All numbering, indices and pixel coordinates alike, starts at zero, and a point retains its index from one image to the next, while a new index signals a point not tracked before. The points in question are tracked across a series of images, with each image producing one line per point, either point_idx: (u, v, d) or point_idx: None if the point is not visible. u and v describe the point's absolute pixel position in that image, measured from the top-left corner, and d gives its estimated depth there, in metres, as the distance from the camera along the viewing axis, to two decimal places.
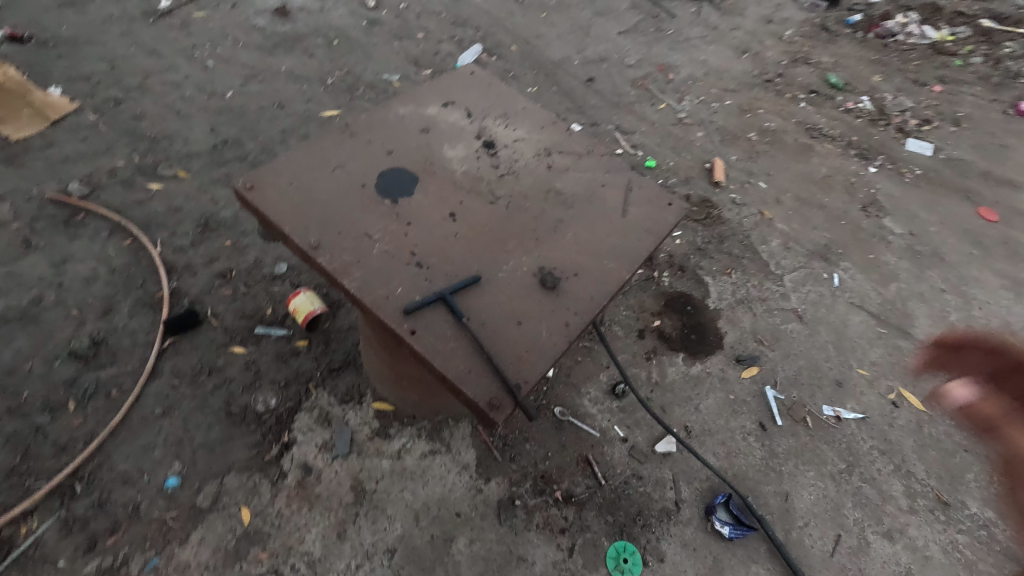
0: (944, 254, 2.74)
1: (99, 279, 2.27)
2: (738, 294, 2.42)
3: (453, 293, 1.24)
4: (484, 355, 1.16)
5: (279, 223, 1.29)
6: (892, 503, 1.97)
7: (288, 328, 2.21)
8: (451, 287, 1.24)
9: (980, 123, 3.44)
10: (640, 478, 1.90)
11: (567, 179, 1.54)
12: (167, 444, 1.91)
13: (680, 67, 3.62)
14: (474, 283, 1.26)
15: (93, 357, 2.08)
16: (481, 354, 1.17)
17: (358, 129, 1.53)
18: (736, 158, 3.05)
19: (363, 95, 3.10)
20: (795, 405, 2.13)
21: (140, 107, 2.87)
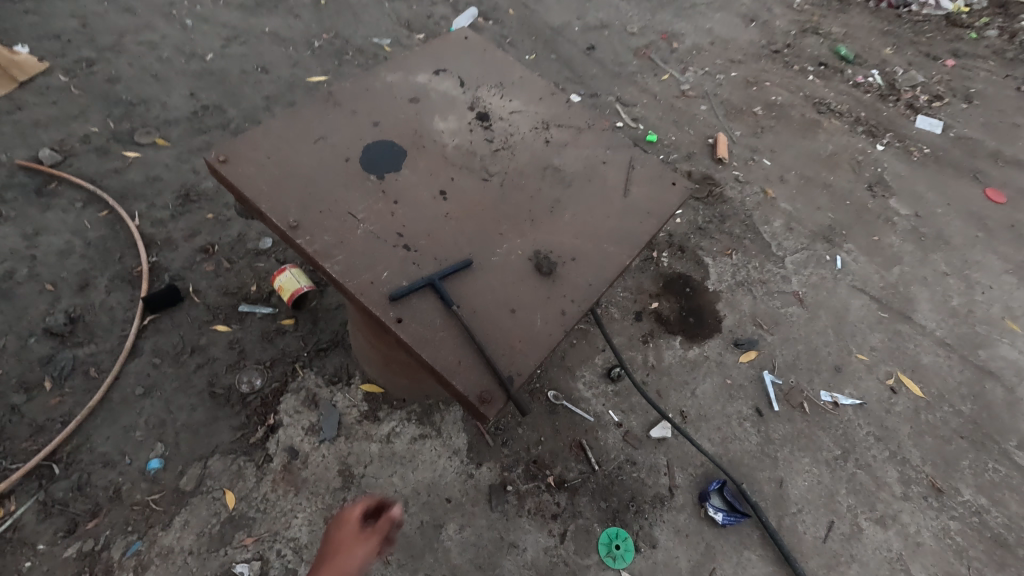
0: (948, 236, 2.68)
1: (74, 252, 2.17)
2: (738, 276, 2.35)
3: (443, 278, 1.16)
4: (475, 345, 1.10)
5: (256, 200, 1.19)
6: (886, 489, 1.95)
7: (273, 306, 2.13)
8: (442, 271, 1.17)
9: (992, 100, 3.34)
10: (634, 464, 1.87)
11: (566, 155, 1.45)
12: (149, 426, 1.85)
13: (684, 36, 3.46)
14: (467, 267, 1.19)
15: (70, 334, 2.00)
16: (473, 344, 1.10)
17: (341, 98, 1.42)
18: (740, 133, 2.94)
19: (352, 60, 2.94)
20: (792, 390, 2.10)
21: (115, 69, 2.71)
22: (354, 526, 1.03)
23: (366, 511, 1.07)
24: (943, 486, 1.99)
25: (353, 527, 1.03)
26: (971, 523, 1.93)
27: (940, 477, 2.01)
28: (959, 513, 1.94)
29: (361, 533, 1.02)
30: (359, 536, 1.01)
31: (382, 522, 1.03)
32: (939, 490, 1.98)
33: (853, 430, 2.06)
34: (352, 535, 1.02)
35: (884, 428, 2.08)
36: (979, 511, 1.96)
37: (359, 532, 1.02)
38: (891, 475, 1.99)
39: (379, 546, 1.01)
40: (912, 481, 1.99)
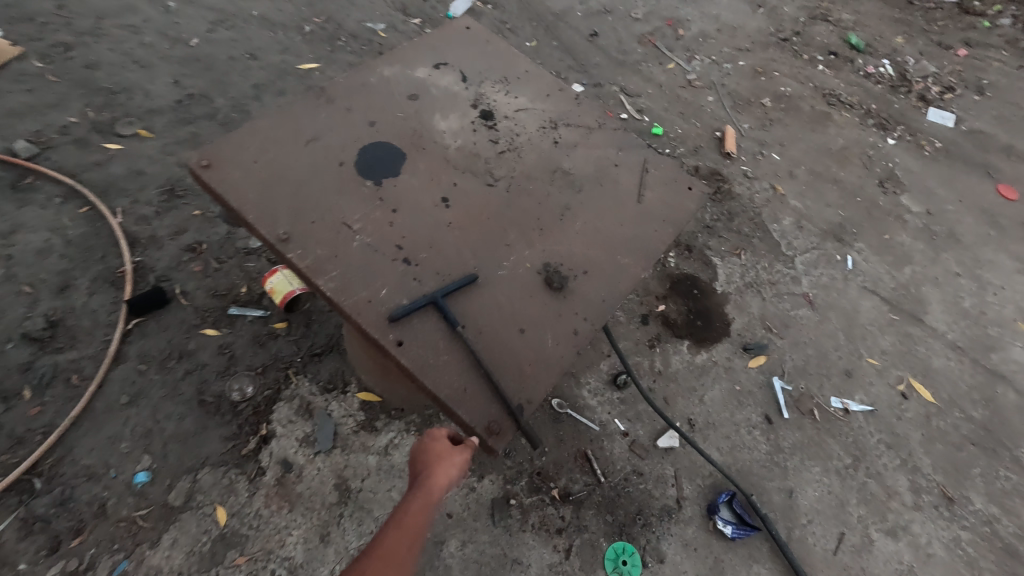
0: (960, 235, 2.61)
1: (53, 251, 2.05)
2: (747, 277, 2.28)
3: (446, 295, 1.08)
4: (481, 370, 1.02)
5: (242, 209, 1.10)
6: (896, 499, 1.91)
7: (265, 309, 2.04)
8: (444, 287, 1.08)
9: (1004, 92, 3.25)
10: (640, 475, 1.81)
11: (575, 157, 1.35)
12: (135, 437, 1.77)
13: (690, 23, 3.34)
14: (471, 282, 1.10)
15: (50, 339, 1.90)
16: (479, 368, 1.02)
17: (335, 94, 1.32)
18: (748, 126, 2.84)
19: (345, 46, 2.81)
20: (802, 397, 2.04)
21: (94, 54, 2.56)
22: (438, 448, 1.09)
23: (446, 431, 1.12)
24: (954, 495, 1.95)
25: (437, 449, 1.08)
26: (981, 533, 1.89)
27: (951, 485, 1.97)
28: (970, 523, 1.91)
29: (446, 455, 1.07)
30: (445, 459, 1.06)
31: (463, 444, 1.09)
32: (950, 500, 1.94)
33: (864, 437, 2.00)
34: (437, 458, 1.06)
35: (895, 435, 2.03)
36: (989, 520, 1.92)
37: (444, 453, 1.08)
38: (902, 484, 1.94)
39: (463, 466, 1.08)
40: (923, 489, 1.94)
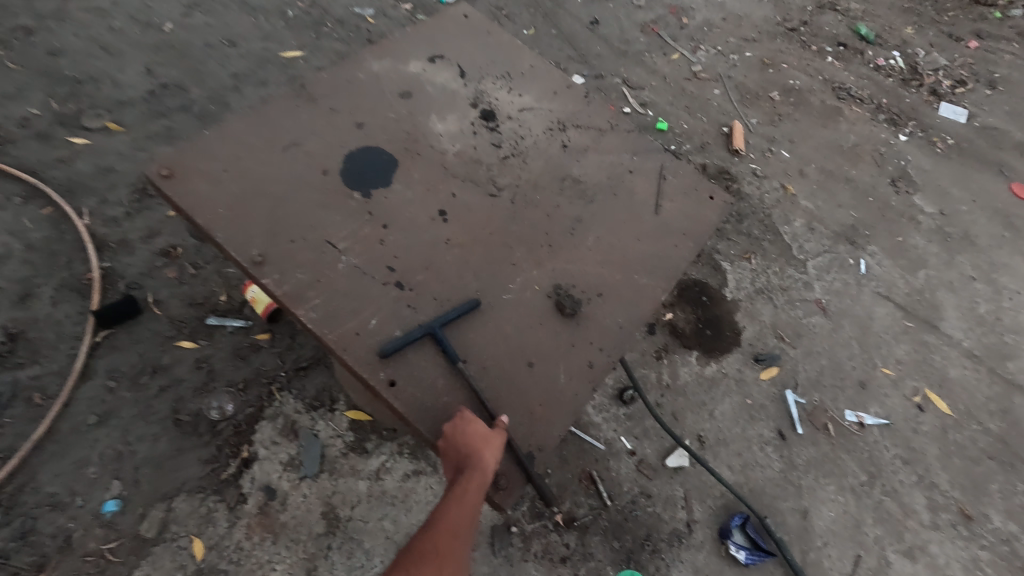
0: (975, 236, 2.52)
1: (13, 256, 1.89)
2: (758, 282, 2.17)
3: (444, 326, 0.95)
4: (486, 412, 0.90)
5: (211, 228, 0.97)
6: (913, 518, 1.83)
7: (246, 318, 1.89)
8: (442, 316, 0.95)
9: (1016, 86, 3.15)
10: (648, 497, 1.71)
11: (587, 163, 1.22)
12: (104, 461, 1.63)
13: (695, 10, 3.19)
14: (473, 307, 0.98)
15: (10, 353, 1.74)
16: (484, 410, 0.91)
17: (317, 92, 1.17)
18: (757, 121, 2.72)
19: (331, 33, 2.63)
20: (816, 410, 1.95)
21: (58, 40, 2.37)
22: (475, 429, 0.86)
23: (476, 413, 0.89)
24: (972, 513, 1.87)
25: (475, 433, 0.85)
26: (1001, 553, 1.82)
27: (970, 503, 1.89)
28: (988, 542, 1.83)
29: (487, 437, 0.85)
30: (488, 444, 0.85)
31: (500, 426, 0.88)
32: (968, 518, 1.86)
33: (880, 453, 1.92)
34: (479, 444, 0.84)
35: (911, 450, 1.94)
36: (1009, 539, 1.85)
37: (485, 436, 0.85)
38: (919, 502, 1.86)
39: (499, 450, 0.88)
40: (941, 507, 1.86)
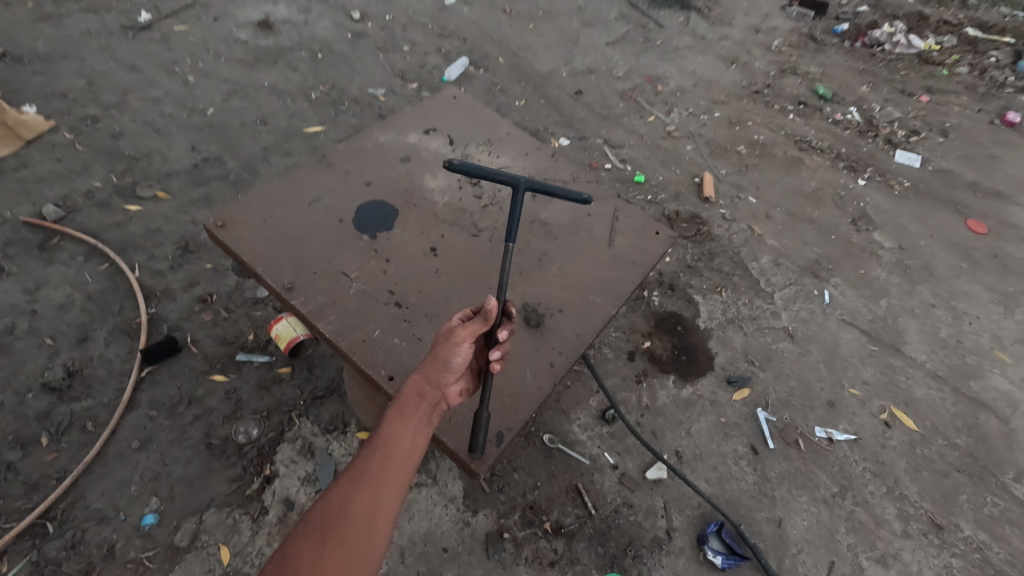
0: (934, 267, 2.73)
1: (74, 306, 2.20)
2: (729, 313, 2.39)
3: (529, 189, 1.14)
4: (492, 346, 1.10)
5: (252, 263, 1.25)
6: (885, 527, 1.95)
7: (271, 354, 2.15)
8: (533, 181, 1.13)
9: (967, 133, 3.45)
10: (630, 507, 1.86)
11: (552, 209, 1.51)
12: (144, 480, 1.85)
13: (669, 79, 3.60)
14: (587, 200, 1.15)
15: (68, 388, 2.01)
16: (486, 347, 1.12)
17: (335, 159, 1.49)
18: (725, 172, 3.03)
19: (348, 110, 3.05)
20: (787, 427, 2.11)
21: (119, 125, 2.80)
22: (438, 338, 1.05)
23: (460, 315, 1.06)
24: (942, 522, 1.98)
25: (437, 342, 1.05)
26: (972, 560, 1.92)
27: (940, 513, 2.00)
28: (960, 550, 1.94)
29: (444, 341, 1.00)
30: (438, 352, 1.00)
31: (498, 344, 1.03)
32: (938, 527, 1.97)
33: (850, 466, 2.06)
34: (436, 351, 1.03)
35: (880, 463, 2.08)
36: (980, 547, 1.95)
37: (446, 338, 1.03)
38: (890, 512, 1.98)
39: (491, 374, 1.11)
40: (912, 517, 1.98)
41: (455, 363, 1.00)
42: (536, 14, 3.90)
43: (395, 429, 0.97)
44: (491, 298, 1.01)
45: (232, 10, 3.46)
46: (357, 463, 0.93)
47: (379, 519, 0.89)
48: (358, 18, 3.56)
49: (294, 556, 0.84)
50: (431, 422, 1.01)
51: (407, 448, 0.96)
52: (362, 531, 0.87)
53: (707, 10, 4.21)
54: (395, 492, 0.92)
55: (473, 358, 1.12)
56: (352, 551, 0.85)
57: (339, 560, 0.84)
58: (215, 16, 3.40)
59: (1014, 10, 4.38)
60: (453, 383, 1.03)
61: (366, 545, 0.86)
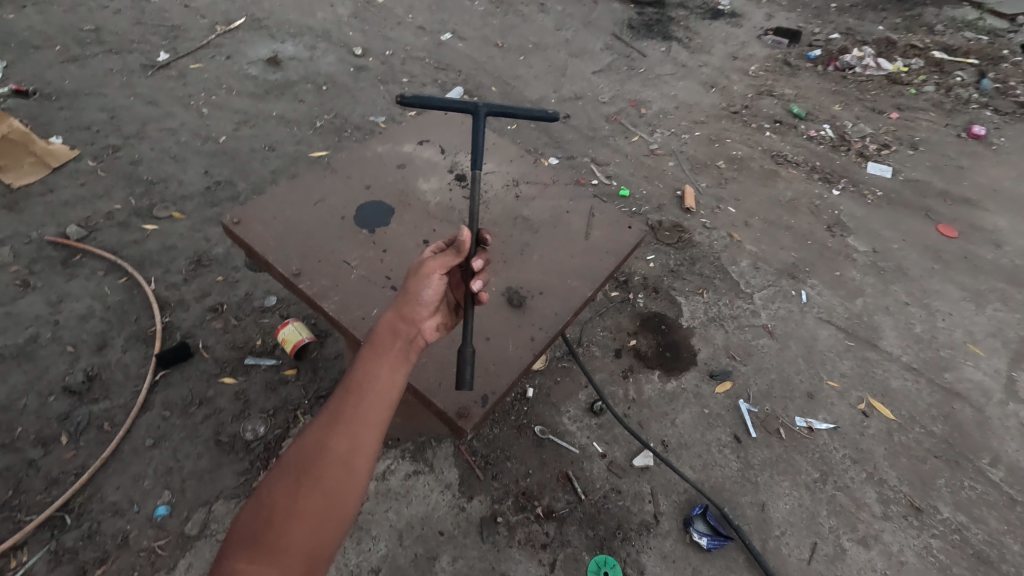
0: (906, 268, 2.87)
1: (94, 316, 2.35)
2: (710, 312, 2.53)
3: (488, 114, 1.37)
4: (470, 277, 1.23)
5: (264, 253, 1.41)
6: (865, 510, 2.02)
7: (277, 357, 2.29)
8: (491, 108, 1.37)
9: (935, 145, 3.65)
10: (618, 492, 1.96)
11: (534, 207, 1.67)
12: (157, 474, 1.96)
13: (651, 102, 3.84)
14: (542, 112, 1.42)
15: (87, 391, 2.14)
16: (463, 279, 1.25)
17: (338, 166, 1.67)
18: (706, 185, 3.21)
19: (350, 136, 3.27)
20: (768, 417, 2.21)
21: (138, 153, 3.01)
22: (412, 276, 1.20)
23: (432, 249, 1.20)
24: (921, 505, 2.05)
25: (411, 280, 1.18)
26: (952, 541, 1.99)
27: (918, 496, 2.08)
28: (939, 531, 2.01)
29: (416, 278, 1.16)
30: (410, 291, 1.15)
31: (474, 271, 1.16)
32: (918, 509, 2.04)
33: (830, 453, 2.14)
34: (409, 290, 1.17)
35: (859, 450, 2.17)
36: (959, 528, 2.02)
37: (419, 275, 1.17)
38: (869, 496, 2.06)
39: (470, 304, 1.24)
40: (891, 500, 2.06)
41: (425, 298, 1.16)
42: (526, 47, 4.18)
43: (370, 368, 1.09)
44: (463, 229, 1.14)
45: (244, 49, 3.74)
46: (336, 404, 1.06)
47: (357, 456, 1.02)
48: (360, 53, 3.84)
49: (278, 494, 0.98)
50: (406, 361, 1.13)
51: (382, 388, 1.08)
52: (339, 468, 1.00)
53: (687, 40, 4.49)
54: (372, 430, 1.04)
55: (450, 294, 1.28)
56: (334, 481, 0.99)
57: (322, 492, 0.98)
58: (228, 55, 3.67)
59: (977, 35, 4.66)
60: (426, 319, 1.18)
61: (343, 480, 1.00)
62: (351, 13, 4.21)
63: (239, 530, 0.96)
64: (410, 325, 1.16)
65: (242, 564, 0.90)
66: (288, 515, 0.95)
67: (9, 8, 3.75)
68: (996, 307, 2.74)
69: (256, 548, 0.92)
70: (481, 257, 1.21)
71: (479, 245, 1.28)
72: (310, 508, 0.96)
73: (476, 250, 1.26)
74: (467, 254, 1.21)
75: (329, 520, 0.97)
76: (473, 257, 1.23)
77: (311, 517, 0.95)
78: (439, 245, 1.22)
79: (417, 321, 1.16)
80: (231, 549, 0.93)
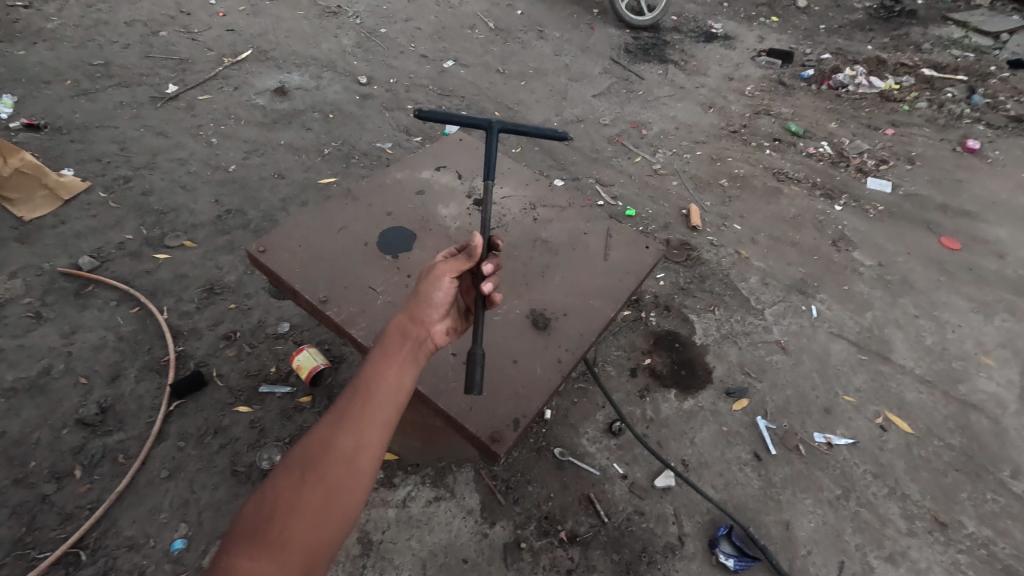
0: (913, 281, 2.89)
1: (107, 346, 2.34)
2: (723, 329, 2.54)
3: (501, 129, 1.41)
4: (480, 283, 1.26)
5: (290, 280, 1.43)
6: (890, 526, 2.00)
7: (292, 385, 2.28)
8: (504, 125, 1.40)
9: (932, 160, 3.72)
10: (642, 514, 1.94)
11: (552, 229, 1.70)
12: (173, 507, 1.93)
13: (652, 123, 3.91)
14: (554, 132, 1.47)
15: (101, 423, 2.12)
16: (473, 284, 1.29)
17: (359, 193, 1.69)
18: (711, 204, 3.25)
19: (358, 162, 3.32)
20: (786, 434, 2.20)
21: (149, 183, 3.04)
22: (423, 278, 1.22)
23: (444, 254, 1.25)
24: (946, 520, 2.04)
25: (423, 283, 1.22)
26: (979, 556, 1.97)
27: (942, 510, 2.06)
28: (966, 546, 1.98)
29: (429, 281, 1.19)
30: (421, 291, 1.17)
31: (485, 274, 1.17)
32: (943, 524, 2.02)
33: (851, 469, 2.13)
34: (420, 291, 1.19)
35: (880, 465, 2.16)
36: (985, 542, 2.00)
37: (431, 276, 1.19)
38: (893, 512, 2.04)
39: (481, 309, 1.27)
40: (916, 516, 2.04)
41: (436, 301, 1.18)
42: (527, 72, 4.28)
43: (380, 368, 1.09)
44: (474, 235, 1.20)
45: (251, 80, 3.81)
46: (344, 401, 1.04)
47: (361, 454, 0.99)
48: (364, 82, 3.92)
49: (279, 489, 0.95)
50: (415, 361, 1.13)
51: (390, 387, 1.07)
52: (344, 465, 0.97)
53: (683, 63, 4.60)
54: (378, 429, 1.02)
55: (461, 299, 1.31)
56: (338, 480, 0.96)
57: (326, 490, 0.95)
58: (236, 86, 3.74)
59: (963, 52, 4.80)
60: (436, 322, 1.19)
61: (346, 478, 0.96)
62: (355, 43, 4.30)
63: (235, 529, 0.92)
64: (420, 325, 1.17)
65: (240, 561, 0.87)
66: (288, 511, 0.92)
67: (21, 44, 3.82)
68: (1004, 317, 2.76)
69: (255, 546, 0.88)
70: (491, 261, 1.24)
71: (492, 251, 1.32)
72: (312, 507, 0.93)
73: (487, 256, 1.28)
74: (477, 257, 1.24)
75: (331, 520, 0.93)
76: (484, 262, 1.25)
77: (314, 516, 0.92)
78: (451, 251, 1.27)
79: (428, 324, 1.18)
80: (227, 547, 0.90)
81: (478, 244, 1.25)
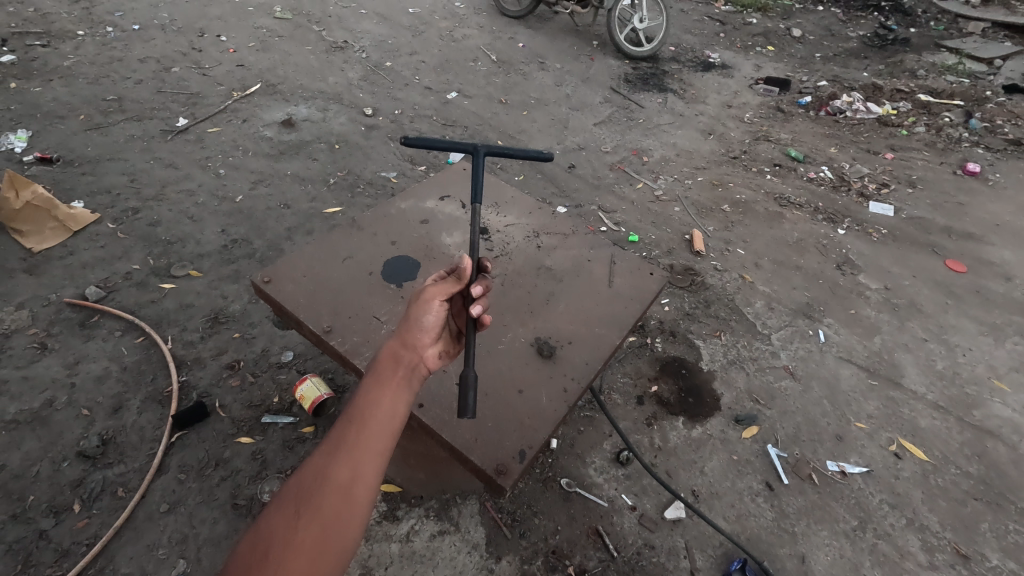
0: (920, 304, 2.87)
1: (110, 377, 2.33)
2: (730, 355, 2.51)
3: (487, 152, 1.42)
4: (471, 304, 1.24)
5: (294, 311, 1.44)
6: (910, 559, 1.94)
7: (295, 415, 2.25)
8: (489, 149, 1.41)
9: (934, 183, 3.73)
10: (652, 547, 1.88)
11: (556, 257, 1.70)
12: (172, 542, 1.89)
13: (653, 150, 3.96)
14: (539, 153, 1.46)
15: (101, 456, 2.09)
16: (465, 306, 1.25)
17: (364, 223, 1.70)
18: (713, 229, 3.26)
19: (363, 192, 3.36)
20: (798, 462, 2.15)
21: (157, 214, 3.08)
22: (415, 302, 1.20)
23: (434, 277, 1.23)
24: (968, 552, 1.97)
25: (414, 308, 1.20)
26: None
27: (963, 542, 1.99)
28: None
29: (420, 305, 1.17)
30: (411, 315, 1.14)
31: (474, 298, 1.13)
32: (965, 557, 1.95)
33: (866, 498, 2.07)
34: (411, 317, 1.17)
35: (896, 494, 2.10)
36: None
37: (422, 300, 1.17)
38: (913, 544, 1.97)
39: (474, 331, 1.24)
40: (936, 548, 1.97)
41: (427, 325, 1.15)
42: (529, 102, 4.36)
43: (373, 396, 1.06)
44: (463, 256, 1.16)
45: (259, 113, 3.90)
46: (338, 431, 1.02)
47: (357, 485, 0.97)
48: (370, 113, 4.00)
49: (274, 526, 0.92)
50: (410, 386, 1.10)
51: (385, 414, 1.04)
52: (339, 499, 0.95)
53: (682, 91, 4.68)
54: (374, 458, 1.00)
55: (453, 321, 1.28)
56: (333, 513, 0.94)
57: (321, 524, 0.92)
58: (244, 118, 3.83)
59: (958, 78, 4.88)
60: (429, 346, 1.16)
61: (343, 511, 0.94)
62: (361, 76, 4.41)
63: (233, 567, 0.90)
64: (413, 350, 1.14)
65: None
66: (284, 548, 0.90)
67: (37, 81, 3.94)
68: (1015, 340, 2.72)
69: None
70: (482, 282, 1.21)
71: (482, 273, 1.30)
72: (308, 542, 0.91)
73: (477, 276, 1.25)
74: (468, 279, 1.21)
75: (327, 556, 0.91)
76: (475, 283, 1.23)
77: (309, 552, 0.90)
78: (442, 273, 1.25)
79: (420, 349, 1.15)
80: None
81: (468, 265, 1.23)
